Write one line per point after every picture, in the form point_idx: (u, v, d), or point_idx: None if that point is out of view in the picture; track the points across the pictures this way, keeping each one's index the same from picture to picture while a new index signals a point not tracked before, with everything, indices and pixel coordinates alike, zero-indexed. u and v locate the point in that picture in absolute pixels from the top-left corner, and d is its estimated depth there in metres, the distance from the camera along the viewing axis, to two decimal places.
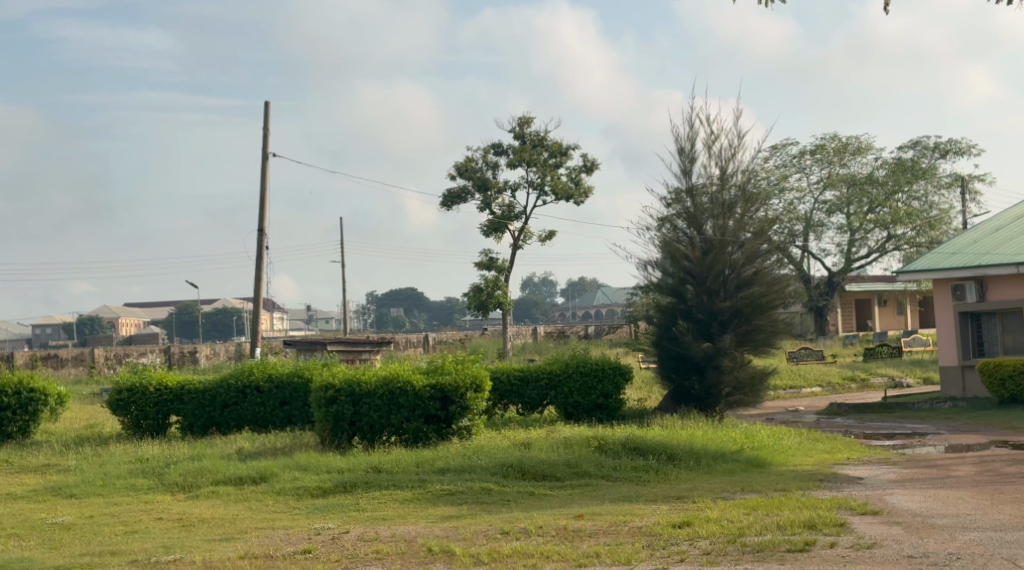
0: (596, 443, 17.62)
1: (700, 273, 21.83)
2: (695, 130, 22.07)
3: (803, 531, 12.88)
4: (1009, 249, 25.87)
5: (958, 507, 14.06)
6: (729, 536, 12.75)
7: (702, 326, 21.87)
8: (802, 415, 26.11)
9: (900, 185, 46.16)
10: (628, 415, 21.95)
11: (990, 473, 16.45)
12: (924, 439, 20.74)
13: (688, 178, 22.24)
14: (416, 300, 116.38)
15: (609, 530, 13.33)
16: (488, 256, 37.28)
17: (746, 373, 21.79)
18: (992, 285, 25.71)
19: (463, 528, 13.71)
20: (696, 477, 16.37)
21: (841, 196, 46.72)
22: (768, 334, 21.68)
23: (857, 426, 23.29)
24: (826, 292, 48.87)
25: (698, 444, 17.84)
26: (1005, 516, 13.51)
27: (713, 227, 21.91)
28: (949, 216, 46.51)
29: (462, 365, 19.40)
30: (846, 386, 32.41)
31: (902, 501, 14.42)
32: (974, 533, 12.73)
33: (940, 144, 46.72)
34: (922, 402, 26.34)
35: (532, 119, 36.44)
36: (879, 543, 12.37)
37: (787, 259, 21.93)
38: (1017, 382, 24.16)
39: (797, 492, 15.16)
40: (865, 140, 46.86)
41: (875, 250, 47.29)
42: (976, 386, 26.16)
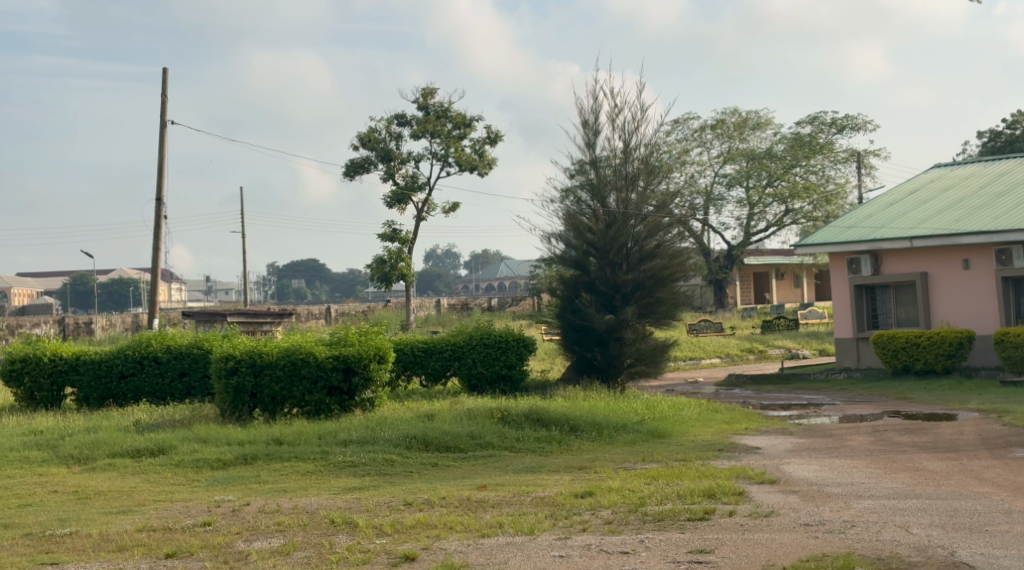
0: (499, 414, 17.61)
1: (603, 245, 21.90)
2: (599, 103, 22.13)
3: (703, 500, 13.06)
4: (903, 223, 26.45)
5: (852, 476, 14.36)
6: (631, 505, 12.88)
7: (605, 298, 21.98)
8: (701, 386, 26.47)
9: (797, 159, 46.85)
10: (531, 386, 22.01)
11: (883, 442, 16.81)
12: (820, 409, 21.11)
13: (591, 151, 22.32)
14: (318, 272, 115.44)
15: (512, 501, 13.39)
16: (392, 228, 37.12)
17: (648, 345, 21.98)
18: (886, 259, 26.22)
19: (366, 499, 13.66)
20: (597, 448, 16.49)
21: (740, 169, 47.27)
22: (669, 306, 21.92)
23: (755, 397, 23.63)
24: (726, 265, 49.60)
25: (600, 415, 17.96)
26: (898, 484, 13.83)
27: (616, 200, 22.04)
28: (845, 190, 47.44)
29: (366, 336, 19.23)
30: (744, 357, 32.88)
31: (799, 470, 14.71)
32: (868, 502, 13.00)
33: (837, 119, 47.60)
34: (817, 373, 26.83)
35: (436, 91, 36.33)
36: (776, 512, 12.58)
37: (688, 232, 22.16)
38: (908, 353, 24.72)
39: (696, 462, 15.36)
40: (764, 115, 47.54)
41: (773, 224, 48.02)
42: (870, 358, 26.69)
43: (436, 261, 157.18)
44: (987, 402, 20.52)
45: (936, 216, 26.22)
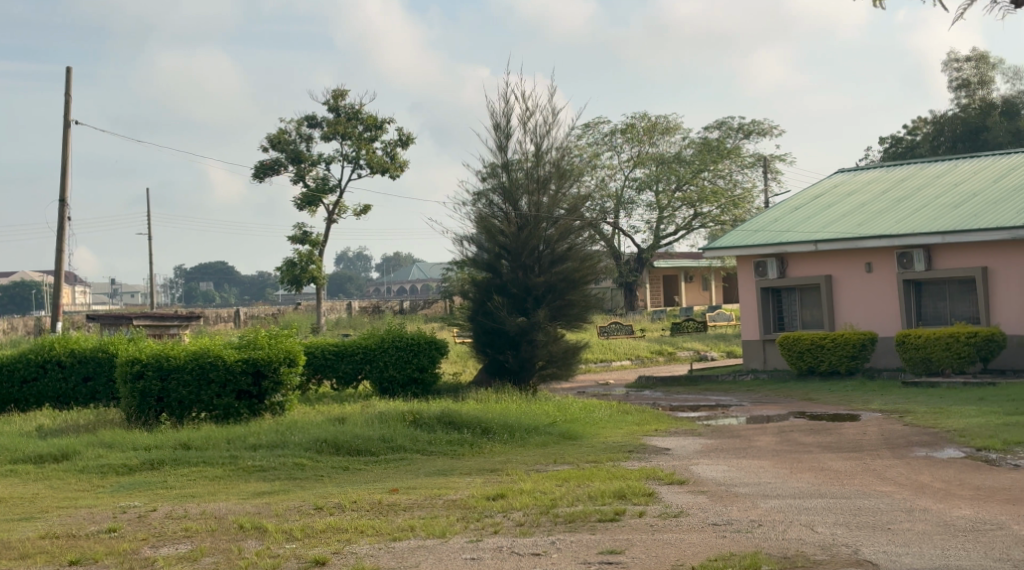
0: (411, 417, 17.58)
1: (515, 248, 21.97)
2: (510, 106, 22.19)
3: (613, 501, 13.17)
4: (809, 227, 26.90)
5: (759, 476, 14.58)
6: (542, 507, 12.96)
7: (516, 301, 22.05)
8: (612, 388, 26.68)
9: (706, 163, 47.40)
10: (443, 389, 22.01)
11: (789, 443, 17.10)
12: (728, 410, 21.40)
13: (503, 154, 22.37)
14: (226, 275, 114.31)
15: (424, 504, 13.38)
16: (302, 230, 36.87)
17: (560, 347, 22.12)
18: (792, 262, 26.66)
19: (276, 504, 13.56)
20: (509, 450, 16.55)
21: (650, 173, 47.69)
22: (580, 308, 22.08)
23: (665, 398, 23.87)
24: (636, 268, 50.04)
25: (511, 417, 18.02)
26: (803, 484, 14.07)
27: (527, 203, 22.10)
28: (752, 194, 48.11)
29: (276, 339, 19.08)
30: (654, 359, 33.20)
31: (707, 471, 14.90)
32: (775, 501, 13.21)
33: (744, 124, 48.27)
34: (725, 375, 27.17)
35: (346, 93, 36.18)
36: (684, 512, 12.73)
37: (599, 235, 22.32)
38: (814, 355, 25.14)
39: (607, 463, 15.48)
40: (674, 120, 48.01)
41: (682, 227, 48.56)
42: (776, 359, 27.10)
43: (347, 264, 156.46)
44: (889, 402, 20.96)
45: (840, 220, 26.72)
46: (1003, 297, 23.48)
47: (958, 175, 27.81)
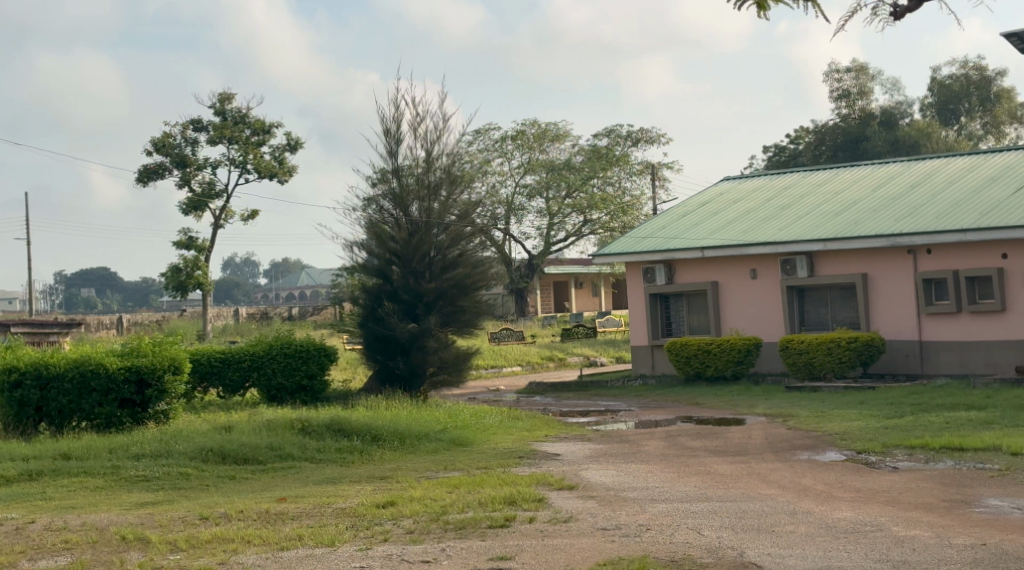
0: (299, 425, 17.39)
1: (405, 254, 21.87)
2: (400, 111, 22.11)
3: (503, 507, 13.17)
4: (697, 234, 27.23)
5: (648, 480, 14.71)
6: (432, 514, 12.90)
7: (407, 307, 21.95)
8: (503, 394, 26.72)
9: (595, 171, 47.77)
10: (333, 396, 21.82)
11: (676, 447, 17.30)
12: (617, 416, 21.58)
13: (393, 159, 22.27)
14: (109, 281, 112.15)
15: (312, 512, 13.24)
16: (187, 235, 36.29)
17: (450, 353, 22.11)
18: (679, 268, 26.99)
19: (159, 515, 13.30)
20: (399, 457, 16.47)
21: (540, 180, 47.88)
22: (471, 314, 22.09)
23: (555, 404, 23.96)
24: (527, 275, 50.24)
25: (402, 424, 17.93)
26: (691, 488, 14.24)
27: (418, 209, 22.02)
28: (641, 201, 48.62)
29: (160, 347, 18.74)
30: (545, 364, 33.34)
31: (597, 476, 14.99)
32: (663, 505, 13.34)
33: (632, 132, 48.77)
34: (614, 381, 27.38)
35: (232, 96, 35.73)
36: (574, 517, 12.79)
37: (490, 241, 22.35)
38: (700, 360, 25.45)
39: (497, 469, 15.49)
40: (563, 127, 48.30)
41: (572, 234, 48.89)
42: (664, 364, 27.39)
43: (234, 270, 154.39)
44: (774, 407, 21.31)
45: (726, 227, 27.12)
46: (882, 304, 24.04)
47: (839, 184, 28.43)
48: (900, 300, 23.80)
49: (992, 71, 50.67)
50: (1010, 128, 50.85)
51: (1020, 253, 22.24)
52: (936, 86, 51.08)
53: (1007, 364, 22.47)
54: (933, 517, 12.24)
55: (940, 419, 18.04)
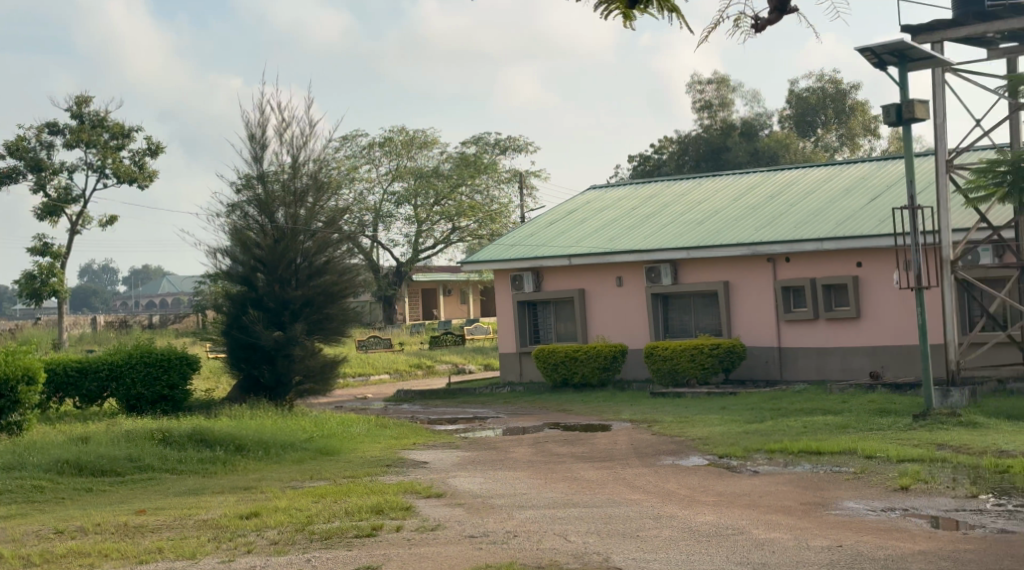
0: (160, 435, 17.01)
1: (271, 261, 21.58)
2: (266, 116, 21.81)
3: (370, 517, 13.07)
4: (564, 241, 27.43)
5: (515, 487, 14.74)
6: (297, 525, 12.73)
7: (273, 314, 21.65)
8: (370, 402, 26.55)
9: (463, 178, 47.81)
10: (195, 406, 21.41)
11: (543, 453, 17.39)
12: (485, 423, 21.60)
13: (259, 165, 21.95)
14: None
15: (173, 524, 12.96)
16: (42, 242, 35.28)
17: (317, 361, 21.86)
18: (547, 276, 27.16)
19: (12, 529, 12.87)
20: (263, 467, 16.22)
21: (408, 187, 47.73)
22: (339, 322, 21.89)
23: (422, 412, 23.88)
24: (394, 282, 50.07)
25: (267, 433, 17.68)
26: (558, 494, 14.32)
27: (284, 215, 21.75)
28: (509, 209, 48.84)
29: (13, 355, 18.16)
30: (412, 372, 33.23)
31: (464, 483, 14.98)
32: (530, 512, 13.39)
33: (500, 140, 48.98)
34: (481, 388, 27.41)
35: (90, 99, 34.87)
36: (442, 525, 12.75)
37: (357, 248, 22.19)
38: (567, 367, 25.62)
39: (364, 478, 15.37)
40: (431, 134, 48.24)
41: (440, 241, 48.87)
42: (532, 371, 27.52)
43: (94, 276, 151.21)
44: (639, 413, 21.57)
45: (592, 235, 27.38)
46: (744, 311, 24.53)
47: (702, 193, 28.94)
48: (760, 307, 24.31)
49: (847, 85, 52.19)
50: (864, 140, 52.45)
51: (874, 261, 22.90)
52: (793, 98, 52.37)
53: (862, 369, 23.10)
54: (792, 520, 12.49)
55: (800, 423, 18.46)
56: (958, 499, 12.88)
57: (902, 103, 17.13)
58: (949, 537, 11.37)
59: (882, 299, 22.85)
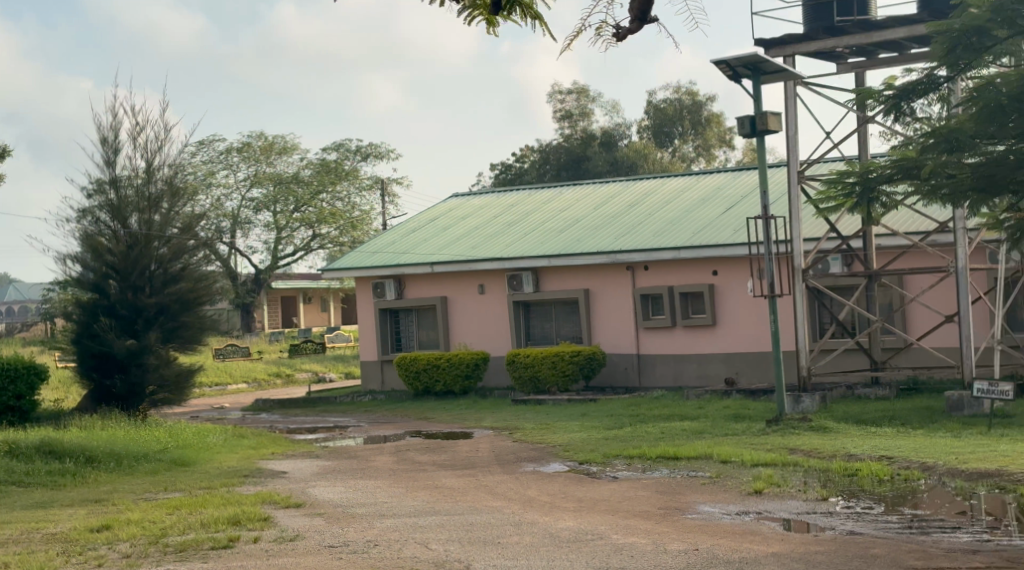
0: (6, 447, 16.46)
1: (124, 268, 21.09)
2: (119, 120, 21.31)
3: (227, 528, 12.85)
4: (425, 249, 27.39)
5: (376, 496, 14.66)
6: (150, 537, 12.46)
7: (125, 323, 21.14)
8: (227, 412, 26.12)
9: (324, 185, 47.45)
10: (43, 417, 20.78)
11: (405, 461, 17.33)
12: (345, 432, 21.44)
13: (111, 169, 21.43)
14: None
15: (21, 539, 12.55)
16: None
17: (172, 370, 21.41)
18: (408, 283, 27.09)
19: None
20: (115, 479, 15.82)
21: (267, 193, 47.15)
22: (195, 330, 21.50)
23: (281, 421, 23.58)
24: (253, 289, 49.43)
25: (119, 444, 17.26)
26: (419, 502, 14.28)
27: (138, 221, 21.28)
28: (370, 216, 48.64)
29: None
30: (271, 381, 32.80)
31: (325, 493, 14.84)
32: (390, 520, 13.32)
33: (361, 147, 48.71)
34: (342, 396, 27.19)
35: None
36: (300, 536, 12.60)
37: (213, 255, 21.85)
38: (429, 375, 25.55)
39: (221, 489, 15.11)
40: (290, 140, 47.74)
41: (300, 248, 48.40)
42: (393, 380, 27.40)
43: None
44: (500, 420, 21.64)
45: (454, 243, 27.41)
46: (603, 319, 24.80)
47: (563, 201, 29.19)
48: (620, 314, 24.61)
49: (703, 97, 53.27)
50: (719, 151, 53.59)
51: (730, 269, 23.39)
52: (651, 110, 53.21)
53: (717, 376, 23.57)
54: (650, 524, 12.68)
55: (658, 429, 18.74)
56: (809, 501, 13.23)
57: (757, 115, 17.55)
58: (801, 539, 11.66)
59: (737, 307, 23.36)
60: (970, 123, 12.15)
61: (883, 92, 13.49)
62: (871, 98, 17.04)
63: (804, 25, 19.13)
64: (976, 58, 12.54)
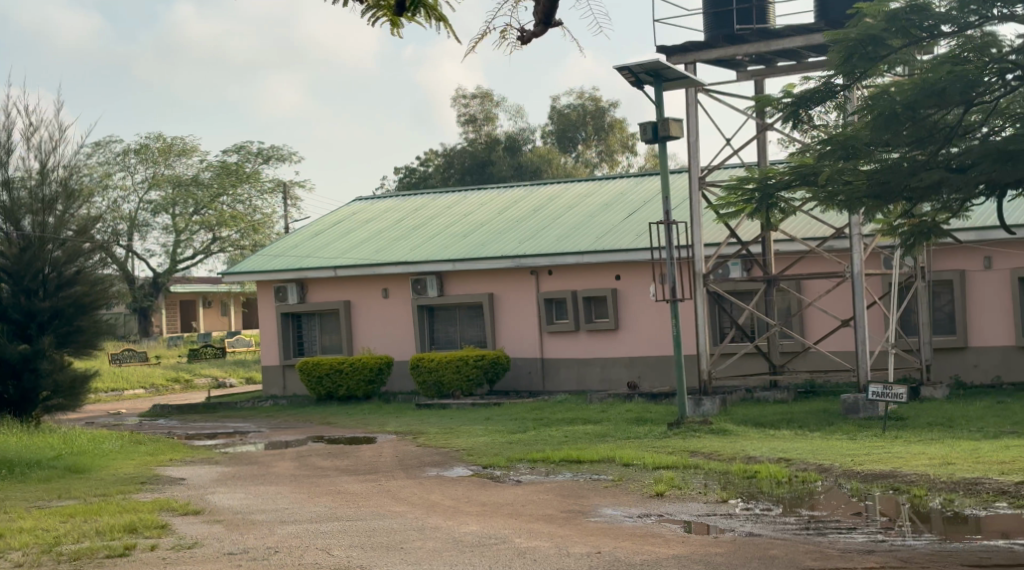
0: None
1: (16, 271, 20.60)
2: (11, 120, 20.83)
3: (123, 535, 12.61)
4: (327, 253, 27.20)
5: (277, 502, 14.51)
6: (44, 546, 12.18)
7: (18, 327, 20.62)
8: (124, 418, 25.64)
9: (224, 187, 46.89)
10: None
11: (306, 467, 17.18)
12: (246, 438, 21.18)
13: (3, 170, 20.94)
14: None
15: None
16: None
17: (67, 375, 20.90)
18: (310, 287, 26.87)
19: None
20: (7, 487, 15.44)
21: (166, 196, 46.42)
22: (90, 334, 21.11)
23: (180, 427, 23.21)
24: (151, 293, 48.65)
25: (11, 452, 16.85)
26: (321, 508, 14.16)
27: (31, 223, 20.84)
28: (271, 220, 48.19)
29: None
30: (169, 387, 32.30)
31: (224, 499, 14.64)
32: (291, 527, 13.19)
33: (262, 150, 48.22)
34: (243, 402, 26.86)
35: None
36: (199, 543, 12.42)
37: (109, 259, 21.54)
38: (332, 380, 25.35)
39: (117, 496, 14.82)
40: (189, 142, 47.09)
41: (199, 252, 47.75)
42: (295, 385, 27.15)
43: None
44: (403, 425, 21.55)
45: (357, 247, 27.26)
46: (507, 323, 24.85)
47: (466, 206, 29.18)
48: (523, 318, 24.68)
49: (606, 103, 53.65)
50: (622, 157, 54.04)
51: (632, 274, 23.59)
52: (555, 115, 53.43)
53: (620, 380, 23.75)
54: (553, 527, 12.72)
55: (561, 433, 18.83)
56: (709, 504, 13.38)
57: (658, 121, 17.71)
58: (701, 541, 11.78)
59: (640, 311, 23.55)
60: (866, 131, 12.40)
61: (781, 99, 13.65)
62: (771, 105, 17.29)
63: (704, 33, 19.38)
64: (871, 67, 12.75)
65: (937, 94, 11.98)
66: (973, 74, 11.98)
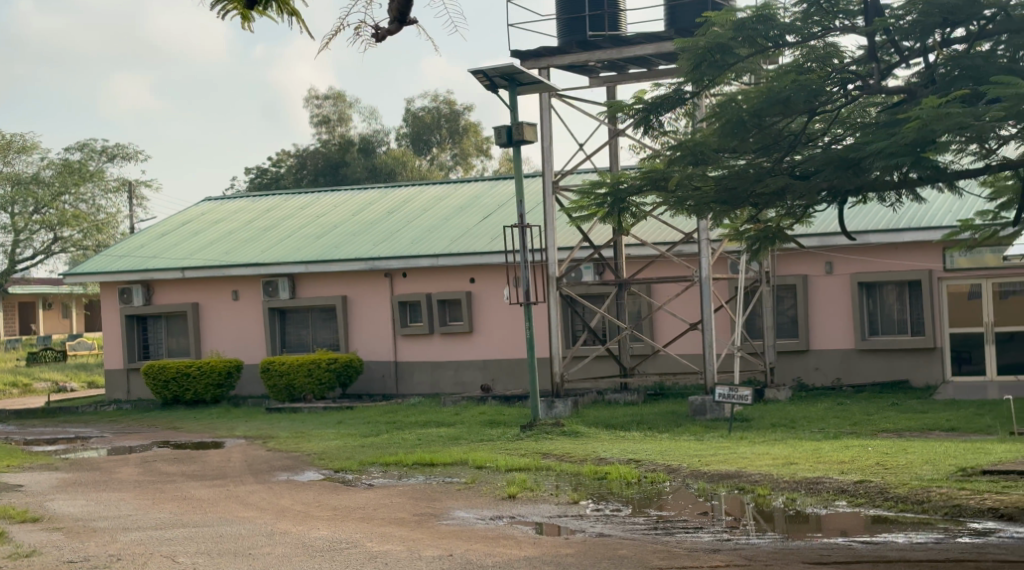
0: None
1: None
2: None
3: None
4: (175, 253, 26.64)
5: (120, 509, 14.12)
6: None
7: None
8: None
9: (66, 186, 45.53)
10: None
11: (151, 472, 16.77)
12: (87, 443, 20.57)
13: None
14: None
15: None
16: None
17: None
18: (156, 289, 26.27)
19: None
20: None
21: (4, 194, 44.70)
22: None
23: (18, 432, 22.42)
24: None
25: None
26: (166, 514, 13.84)
27: None
28: (116, 219, 47.03)
29: None
30: (7, 392, 31.22)
31: (64, 506, 14.18)
32: (135, 533, 12.85)
33: (107, 148, 47.02)
34: (85, 406, 26.09)
35: None
36: (38, 551, 12.01)
37: None
38: (179, 384, 24.78)
39: None
40: (30, 139, 45.63)
41: (40, 252, 46.24)
42: (140, 389, 26.49)
43: None
44: (253, 429, 21.20)
45: (205, 247, 26.76)
46: (359, 326, 24.67)
47: (319, 207, 28.90)
48: (376, 321, 24.53)
49: (460, 106, 53.79)
50: (476, 160, 54.20)
51: (486, 277, 23.66)
52: (409, 117, 53.28)
53: (473, 383, 23.78)
54: (404, 531, 12.65)
55: (413, 436, 18.75)
56: (560, 505, 13.46)
57: (513, 125, 17.77)
58: (552, 542, 11.84)
59: (493, 314, 23.63)
60: (714, 138, 12.71)
61: (633, 105, 13.82)
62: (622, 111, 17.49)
63: (558, 38, 19.54)
64: (719, 75, 12.94)
65: (781, 102, 12.27)
66: (816, 83, 12.34)
